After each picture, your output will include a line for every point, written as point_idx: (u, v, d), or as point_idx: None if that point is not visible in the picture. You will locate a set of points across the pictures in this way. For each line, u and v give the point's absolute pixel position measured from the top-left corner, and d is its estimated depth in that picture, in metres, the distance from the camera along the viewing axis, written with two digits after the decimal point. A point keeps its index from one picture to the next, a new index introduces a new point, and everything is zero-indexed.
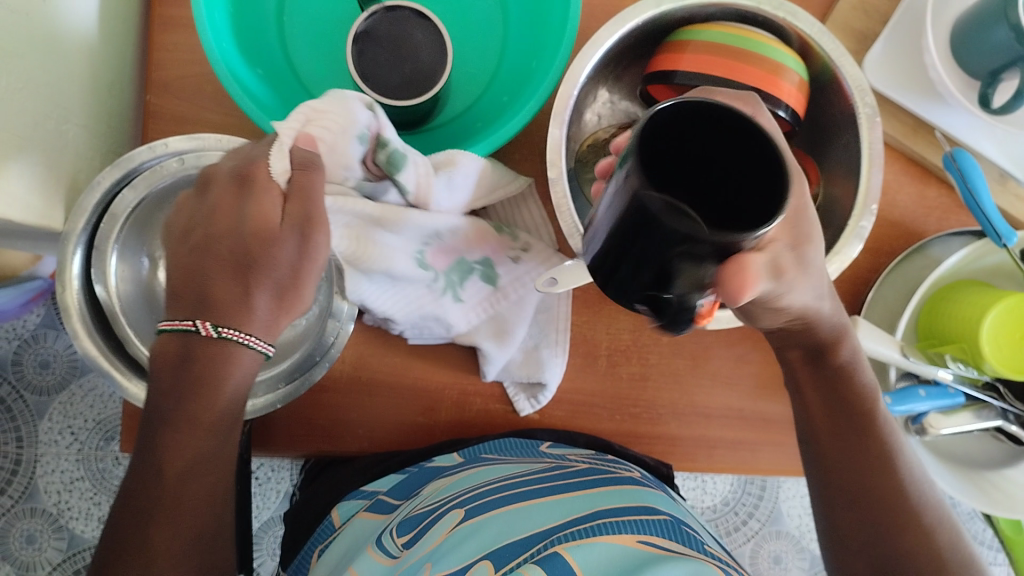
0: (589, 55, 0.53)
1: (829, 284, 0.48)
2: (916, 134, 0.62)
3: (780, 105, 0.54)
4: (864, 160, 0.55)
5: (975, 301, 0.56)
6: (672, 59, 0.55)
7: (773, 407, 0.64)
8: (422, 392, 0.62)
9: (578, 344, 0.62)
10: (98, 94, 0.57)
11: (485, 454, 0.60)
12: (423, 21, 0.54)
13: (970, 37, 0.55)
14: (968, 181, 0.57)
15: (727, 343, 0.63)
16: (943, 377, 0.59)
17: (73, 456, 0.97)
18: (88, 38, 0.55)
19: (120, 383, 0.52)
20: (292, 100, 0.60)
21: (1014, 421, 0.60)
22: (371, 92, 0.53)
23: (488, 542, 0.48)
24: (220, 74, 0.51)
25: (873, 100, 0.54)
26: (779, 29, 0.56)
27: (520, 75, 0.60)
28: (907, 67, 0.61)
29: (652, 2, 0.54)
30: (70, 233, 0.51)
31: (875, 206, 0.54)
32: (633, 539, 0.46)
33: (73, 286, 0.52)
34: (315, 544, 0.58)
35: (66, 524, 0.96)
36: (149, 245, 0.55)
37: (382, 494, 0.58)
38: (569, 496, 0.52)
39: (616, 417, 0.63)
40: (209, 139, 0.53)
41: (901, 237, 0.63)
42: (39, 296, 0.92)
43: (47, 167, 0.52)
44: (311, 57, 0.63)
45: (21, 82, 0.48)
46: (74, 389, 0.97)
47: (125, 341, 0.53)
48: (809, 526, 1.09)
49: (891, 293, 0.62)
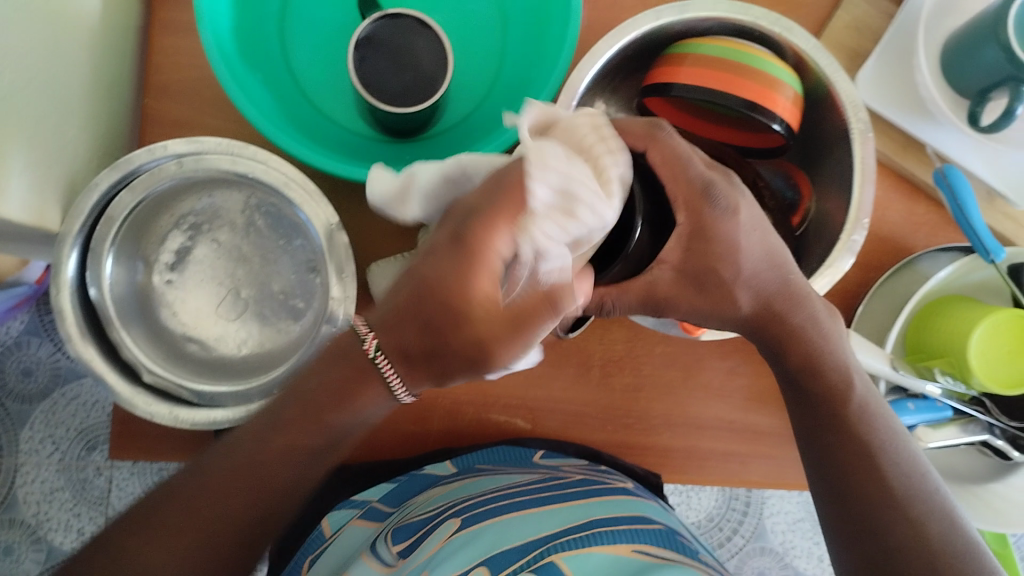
0: (589, 66, 0.54)
1: (805, 291, 0.50)
2: (906, 151, 0.62)
3: (776, 119, 0.54)
4: (857, 175, 0.55)
5: (963, 317, 0.57)
6: (669, 71, 0.56)
7: (763, 419, 0.64)
8: (415, 400, 0.61)
9: (573, 355, 0.62)
10: (97, 96, 0.57)
11: (480, 465, 0.63)
12: (425, 29, 0.54)
13: (960, 57, 0.56)
14: (958, 197, 0.58)
15: (719, 355, 0.63)
16: (932, 392, 0.59)
17: (55, 465, 0.96)
18: (89, 40, 0.55)
19: (110, 387, 0.52)
20: (292, 106, 0.60)
21: (1000, 436, 0.61)
22: (371, 98, 0.53)
23: (484, 549, 0.50)
24: (221, 75, 0.51)
25: (866, 117, 0.55)
26: (775, 44, 0.57)
27: (519, 85, 0.60)
28: (898, 85, 0.62)
29: (651, 15, 0.55)
30: (67, 234, 0.51)
31: (867, 220, 0.54)
32: (628, 548, 0.48)
33: (68, 287, 0.52)
34: (305, 553, 0.61)
35: (44, 536, 0.95)
36: (143, 250, 0.57)
37: (374, 502, 0.62)
38: (564, 506, 0.53)
39: (608, 427, 0.63)
40: (209, 143, 0.53)
41: (891, 253, 0.63)
42: (24, 303, 0.91)
43: (47, 168, 0.52)
44: (310, 65, 0.63)
45: (24, 83, 0.48)
46: (56, 397, 0.96)
47: (119, 345, 0.54)
48: (792, 542, 1.10)
49: (879, 308, 0.63)
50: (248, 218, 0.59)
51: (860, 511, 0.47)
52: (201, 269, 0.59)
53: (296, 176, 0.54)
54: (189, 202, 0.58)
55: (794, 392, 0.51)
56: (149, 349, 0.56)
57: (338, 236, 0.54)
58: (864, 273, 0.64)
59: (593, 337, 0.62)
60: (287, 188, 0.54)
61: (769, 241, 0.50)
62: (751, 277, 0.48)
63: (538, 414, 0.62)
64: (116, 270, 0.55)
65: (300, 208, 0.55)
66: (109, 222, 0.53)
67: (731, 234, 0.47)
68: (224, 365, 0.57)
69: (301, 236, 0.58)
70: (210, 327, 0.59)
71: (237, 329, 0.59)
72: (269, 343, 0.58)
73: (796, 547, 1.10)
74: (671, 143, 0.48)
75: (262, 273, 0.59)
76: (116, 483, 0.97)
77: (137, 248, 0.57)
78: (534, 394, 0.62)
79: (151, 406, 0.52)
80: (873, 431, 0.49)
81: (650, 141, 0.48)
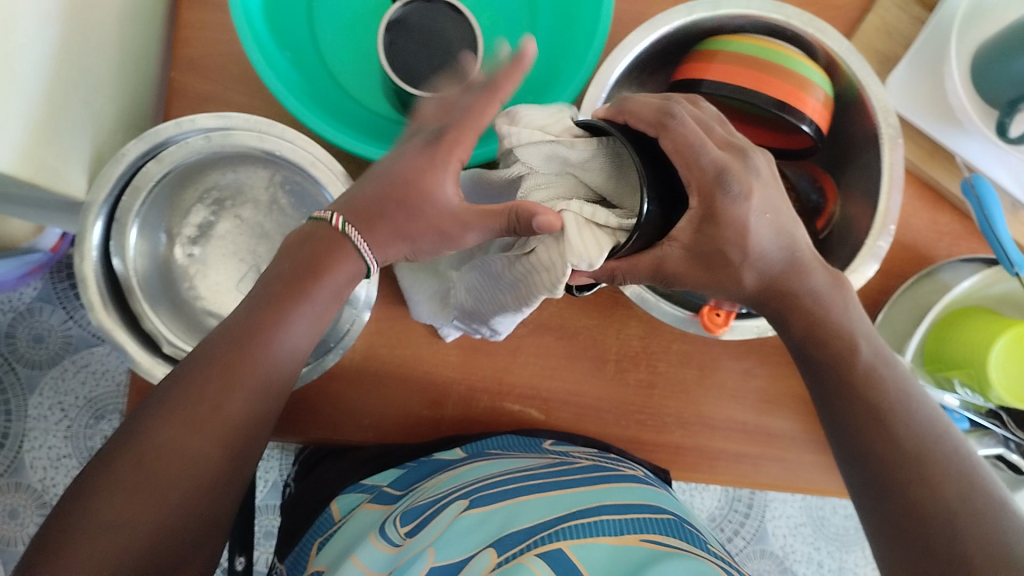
0: (618, 60, 0.54)
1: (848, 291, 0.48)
2: (932, 159, 0.62)
3: (804, 120, 0.54)
4: (884, 181, 0.55)
5: (981, 328, 0.56)
6: (699, 67, 0.55)
7: (777, 422, 0.64)
8: (430, 386, 0.61)
9: (588, 348, 0.62)
10: (125, 66, 0.57)
11: (490, 450, 0.60)
12: (454, 13, 0.54)
13: (992, 65, 0.56)
14: (985, 208, 0.57)
15: (736, 355, 0.63)
16: (950, 403, 0.60)
17: (62, 433, 0.96)
18: (117, 9, 0.55)
19: (130, 356, 0.52)
20: (319, 85, 0.60)
21: (1015, 449, 0.61)
22: (398, 80, 0.52)
23: (494, 531, 0.49)
24: (249, 50, 0.51)
25: (896, 123, 0.55)
26: (807, 45, 0.57)
27: (547, 75, 0.60)
28: (929, 92, 0.62)
29: (683, 11, 0.55)
30: (93, 203, 0.51)
31: (892, 227, 0.54)
32: (636, 539, 0.47)
33: (91, 257, 0.52)
34: (314, 535, 0.58)
35: (49, 501, 0.96)
36: (167, 223, 0.58)
37: (383, 487, 0.59)
38: (573, 490, 0.53)
39: (621, 422, 0.63)
40: (238, 119, 0.53)
41: (912, 261, 0.63)
42: (38, 270, 0.91)
43: (76, 136, 0.52)
44: (337, 45, 0.63)
45: (56, 48, 0.48)
46: (66, 365, 0.96)
47: (140, 315, 0.54)
48: (794, 546, 1.10)
49: (899, 315, 0.63)
50: (272, 195, 0.59)
51: (904, 512, 0.42)
52: (223, 245, 0.59)
53: (323, 156, 0.54)
54: (214, 177, 0.59)
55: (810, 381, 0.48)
56: (169, 321, 0.56)
57: None
58: (884, 282, 0.63)
59: (608, 329, 0.62)
60: (313, 168, 0.54)
61: (781, 218, 0.45)
62: (760, 257, 0.45)
63: (551, 405, 0.62)
64: (141, 241, 0.55)
65: (325, 188, 0.55)
66: (135, 193, 0.53)
67: (738, 217, 0.43)
68: None
69: None
70: (230, 303, 0.58)
71: None
72: None
73: (796, 552, 1.10)
74: (682, 130, 0.41)
75: None
76: None
77: (161, 220, 0.57)
78: (549, 385, 0.62)
79: (169, 377, 0.52)
80: (894, 419, 0.44)
81: (660, 129, 0.41)
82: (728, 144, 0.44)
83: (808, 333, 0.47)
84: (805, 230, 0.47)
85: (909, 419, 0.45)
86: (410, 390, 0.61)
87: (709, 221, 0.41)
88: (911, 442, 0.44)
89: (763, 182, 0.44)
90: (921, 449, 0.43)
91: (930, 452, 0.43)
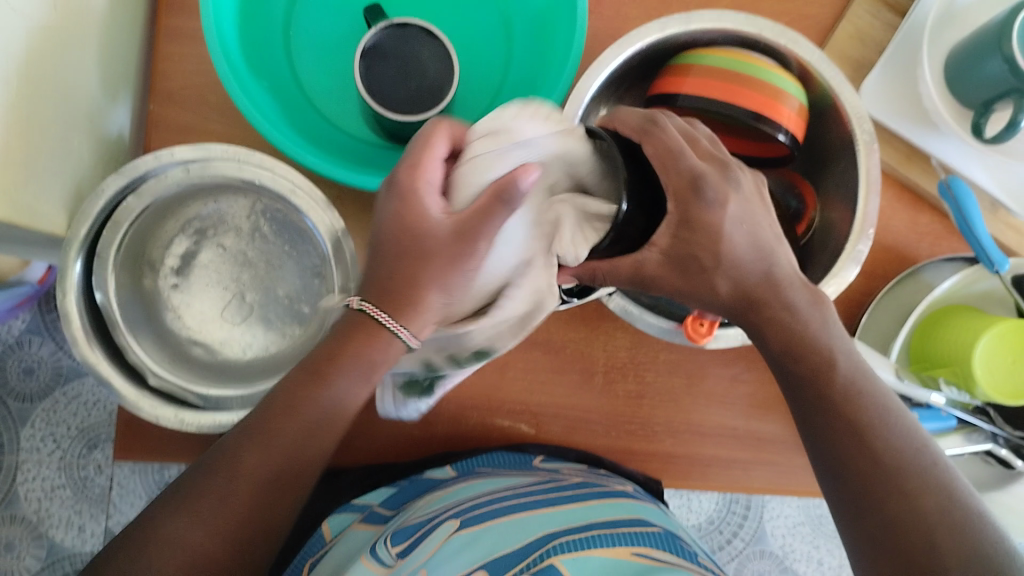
0: (593, 76, 0.54)
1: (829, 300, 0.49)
2: (910, 161, 0.62)
3: (779, 130, 0.55)
4: (862, 185, 0.55)
5: (964, 327, 0.57)
6: (674, 82, 0.56)
7: (766, 427, 0.64)
8: (418, 407, 0.61)
9: (576, 361, 0.62)
10: (103, 100, 0.57)
11: (479, 468, 0.61)
12: (430, 37, 0.54)
13: (965, 67, 0.56)
14: (962, 208, 0.58)
15: (723, 363, 0.63)
16: (936, 402, 0.59)
17: (55, 464, 0.96)
18: (92, 45, 0.55)
19: (116, 390, 0.52)
20: (298, 112, 0.60)
21: (1004, 445, 0.61)
22: (376, 106, 0.53)
23: (485, 551, 0.50)
24: (227, 83, 0.51)
25: (871, 128, 0.55)
26: (780, 56, 0.57)
27: (524, 94, 0.60)
28: (904, 95, 0.62)
29: (657, 27, 0.55)
30: (73, 241, 0.51)
31: (871, 231, 0.54)
32: (628, 551, 0.47)
33: (74, 293, 0.52)
34: (305, 555, 0.59)
35: (46, 533, 0.95)
36: (148, 254, 0.58)
37: (374, 506, 0.61)
38: (563, 508, 0.53)
39: (612, 434, 0.63)
40: (216, 149, 0.53)
41: (893, 262, 0.63)
42: (25, 302, 0.91)
43: (55, 174, 0.52)
44: (315, 71, 0.63)
45: (31, 88, 0.48)
46: (57, 396, 0.96)
47: (124, 349, 0.54)
48: (792, 546, 1.10)
49: (884, 318, 0.63)
50: (254, 223, 0.59)
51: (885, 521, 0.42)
52: (206, 274, 0.59)
53: (302, 183, 0.54)
54: (196, 207, 0.59)
55: (788, 392, 0.48)
56: (154, 353, 0.56)
57: (344, 243, 0.54)
58: (866, 284, 0.64)
59: (596, 343, 0.63)
60: (293, 196, 0.54)
61: (758, 228, 0.47)
62: (733, 265, 0.45)
63: (540, 420, 0.62)
64: (122, 275, 0.56)
65: (306, 215, 0.55)
66: (115, 227, 0.53)
67: (715, 224, 0.44)
68: (228, 369, 0.58)
69: (306, 242, 0.59)
70: (215, 331, 0.59)
71: (241, 332, 0.59)
72: (275, 347, 0.59)
73: (796, 551, 1.10)
74: (666, 137, 0.44)
75: (267, 277, 0.60)
76: (117, 481, 0.97)
77: (142, 252, 0.57)
78: (538, 401, 0.62)
79: (156, 409, 0.52)
80: (876, 431, 0.45)
81: (644, 135, 0.44)
82: (712, 155, 0.46)
83: (791, 344, 0.46)
84: (783, 248, 0.48)
85: (888, 428, 0.45)
86: (397, 413, 0.61)
87: (688, 228, 0.43)
88: (892, 455, 0.44)
89: (744, 198, 0.46)
90: (898, 456, 0.44)
91: (908, 464, 0.44)
